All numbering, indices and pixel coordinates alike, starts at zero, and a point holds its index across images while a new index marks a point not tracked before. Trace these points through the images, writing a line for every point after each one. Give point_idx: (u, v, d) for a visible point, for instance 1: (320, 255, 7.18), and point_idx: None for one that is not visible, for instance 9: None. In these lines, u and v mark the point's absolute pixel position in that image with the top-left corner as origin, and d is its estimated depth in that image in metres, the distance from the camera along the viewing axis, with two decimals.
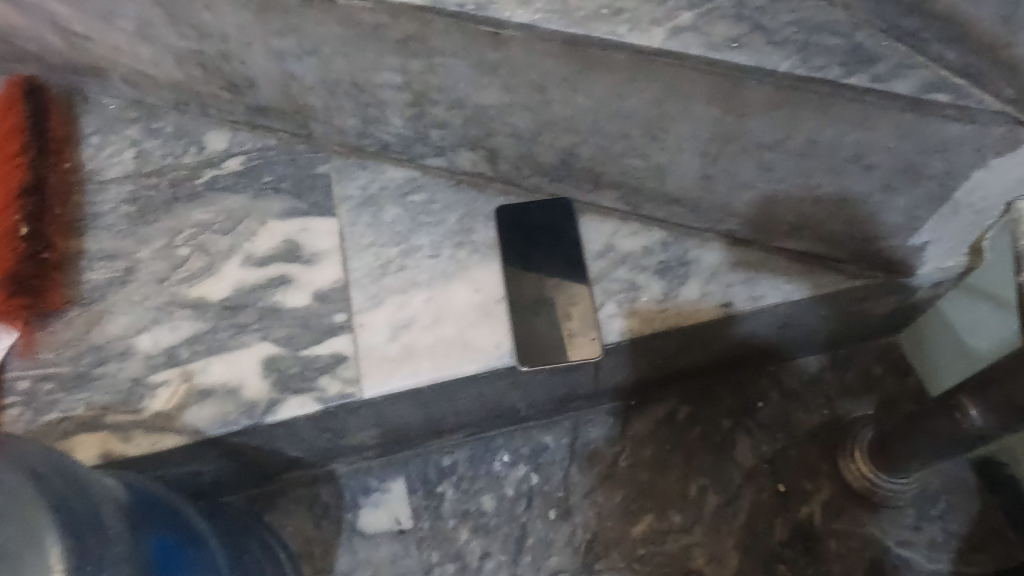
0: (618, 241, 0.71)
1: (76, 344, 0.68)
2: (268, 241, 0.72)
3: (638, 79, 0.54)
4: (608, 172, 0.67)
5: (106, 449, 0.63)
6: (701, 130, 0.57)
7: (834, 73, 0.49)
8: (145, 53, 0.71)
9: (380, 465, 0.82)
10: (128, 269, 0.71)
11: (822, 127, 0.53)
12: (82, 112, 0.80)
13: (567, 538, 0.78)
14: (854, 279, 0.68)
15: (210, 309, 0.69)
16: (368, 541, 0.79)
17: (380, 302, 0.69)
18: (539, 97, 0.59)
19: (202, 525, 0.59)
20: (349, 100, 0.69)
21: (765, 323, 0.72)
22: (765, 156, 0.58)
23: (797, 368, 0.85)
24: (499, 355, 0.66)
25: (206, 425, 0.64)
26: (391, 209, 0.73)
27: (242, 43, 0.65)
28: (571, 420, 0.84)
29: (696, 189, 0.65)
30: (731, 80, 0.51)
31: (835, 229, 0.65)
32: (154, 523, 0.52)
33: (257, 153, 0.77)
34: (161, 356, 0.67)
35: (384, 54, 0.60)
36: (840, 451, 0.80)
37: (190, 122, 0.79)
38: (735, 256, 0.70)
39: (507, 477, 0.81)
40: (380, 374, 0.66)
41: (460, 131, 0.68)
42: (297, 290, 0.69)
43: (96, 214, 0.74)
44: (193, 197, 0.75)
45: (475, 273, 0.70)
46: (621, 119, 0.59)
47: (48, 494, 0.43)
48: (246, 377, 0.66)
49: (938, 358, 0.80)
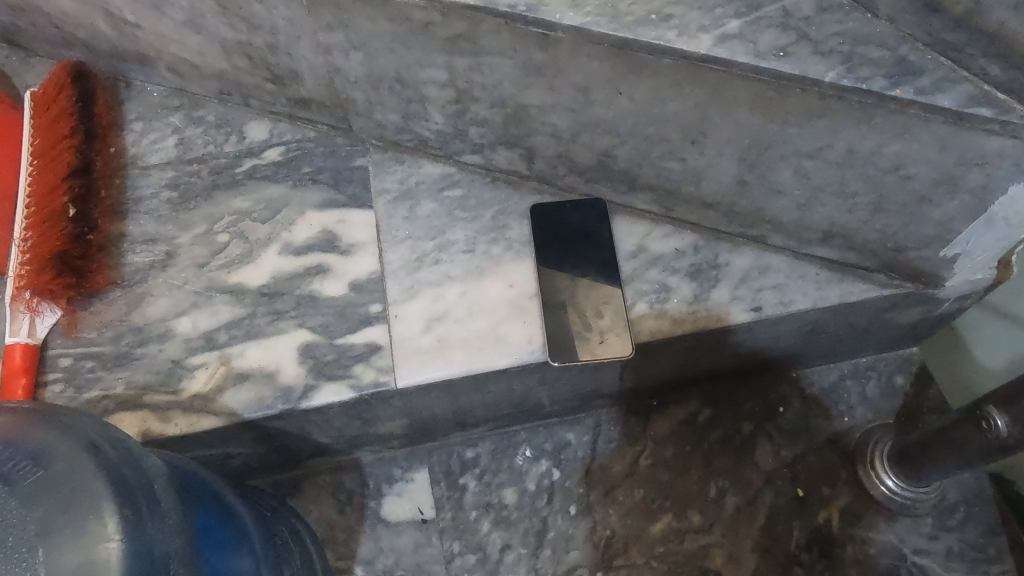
0: (650, 243, 0.72)
1: (117, 325, 0.69)
2: (306, 231, 0.74)
3: (683, 84, 0.55)
4: (644, 175, 0.68)
5: (145, 428, 0.65)
6: (741, 136, 0.58)
7: (878, 85, 0.50)
8: (192, 43, 0.73)
9: (405, 455, 0.83)
10: (169, 253, 0.73)
11: (862, 136, 0.54)
12: (126, 100, 0.82)
13: (586, 534, 0.79)
14: (883, 288, 0.69)
15: (248, 295, 0.71)
16: (391, 530, 0.80)
17: (415, 294, 0.70)
18: (582, 98, 0.61)
19: (237, 505, 0.61)
20: (391, 96, 0.70)
21: (792, 329, 0.73)
22: (803, 164, 0.59)
23: (819, 375, 0.86)
24: (531, 350, 0.67)
25: (243, 408, 0.65)
26: (427, 203, 0.75)
27: (292, 36, 0.66)
28: (593, 417, 0.85)
29: (731, 194, 0.66)
30: (776, 87, 0.52)
31: (868, 238, 0.66)
32: (195, 500, 0.53)
33: (296, 144, 0.79)
34: (200, 340, 0.69)
35: (431, 51, 0.61)
36: (859, 459, 0.81)
37: (232, 112, 0.81)
38: (766, 262, 0.71)
39: (529, 471, 0.82)
40: (414, 364, 0.67)
41: (499, 130, 0.69)
42: (333, 280, 0.71)
43: (138, 199, 0.76)
44: (233, 185, 0.77)
45: (508, 269, 0.71)
46: (662, 123, 0.60)
47: (106, 467, 0.45)
48: (283, 362, 0.67)
49: (976, 376, 0.81)
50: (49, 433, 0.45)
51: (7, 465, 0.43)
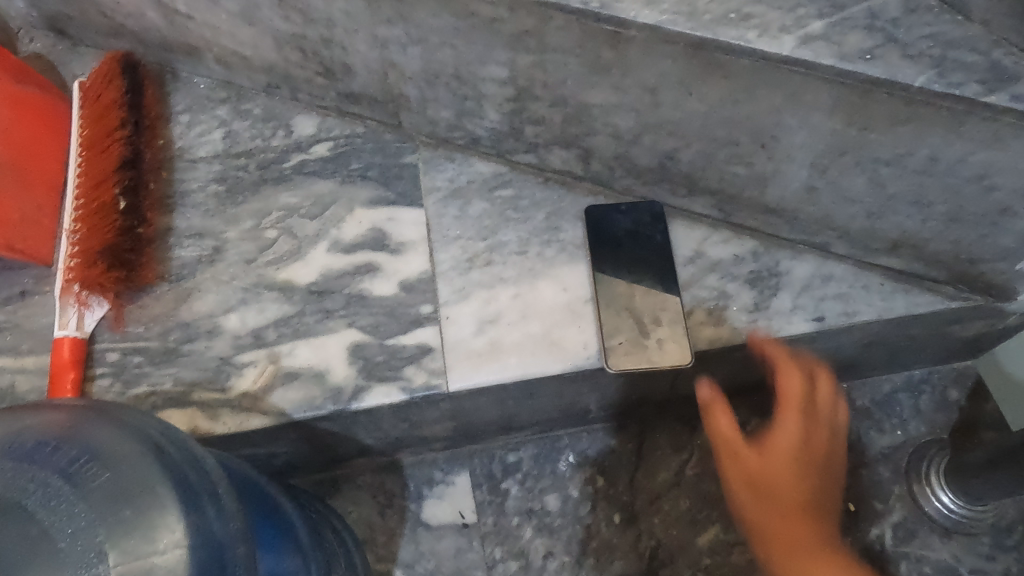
0: (708, 248, 0.71)
1: (165, 320, 0.69)
2: (355, 228, 0.72)
3: (759, 86, 0.53)
4: (706, 178, 0.66)
5: (194, 425, 0.64)
6: (816, 141, 0.56)
7: (971, 90, 0.48)
8: (244, 35, 0.71)
9: (446, 457, 0.82)
10: (216, 248, 0.72)
11: (946, 145, 0.52)
12: (173, 91, 0.81)
13: (631, 544, 0.78)
14: (950, 300, 0.68)
15: (297, 292, 0.69)
16: (432, 533, 0.79)
17: (467, 295, 0.69)
18: (649, 98, 0.59)
19: (289, 509, 0.59)
20: (446, 92, 0.68)
21: (851, 340, 0.71)
22: (879, 171, 0.57)
23: (871, 387, 0.84)
24: (587, 355, 0.66)
25: (293, 408, 0.64)
26: (478, 202, 0.73)
27: (348, 29, 0.65)
28: (638, 424, 0.83)
29: (797, 200, 0.64)
30: (860, 91, 0.50)
31: (939, 249, 0.64)
32: (250, 505, 0.52)
33: (345, 139, 0.78)
34: (248, 337, 0.68)
35: (494, 47, 0.60)
36: (913, 475, 0.79)
37: (279, 105, 0.80)
38: (828, 271, 0.69)
39: (572, 478, 0.81)
40: (466, 367, 0.66)
41: (557, 129, 0.68)
42: (383, 279, 0.70)
43: (185, 192, 0.75)
44: (281, 179, 0.76)
45: (563, 273, 0.70)
46: (731, 126, 0.59)
47: (170, 470, 0.43)
48: (332, 362, 0.66)
49: None
50: (110, 433, 0.44)
51: (71, 465, 0.41)
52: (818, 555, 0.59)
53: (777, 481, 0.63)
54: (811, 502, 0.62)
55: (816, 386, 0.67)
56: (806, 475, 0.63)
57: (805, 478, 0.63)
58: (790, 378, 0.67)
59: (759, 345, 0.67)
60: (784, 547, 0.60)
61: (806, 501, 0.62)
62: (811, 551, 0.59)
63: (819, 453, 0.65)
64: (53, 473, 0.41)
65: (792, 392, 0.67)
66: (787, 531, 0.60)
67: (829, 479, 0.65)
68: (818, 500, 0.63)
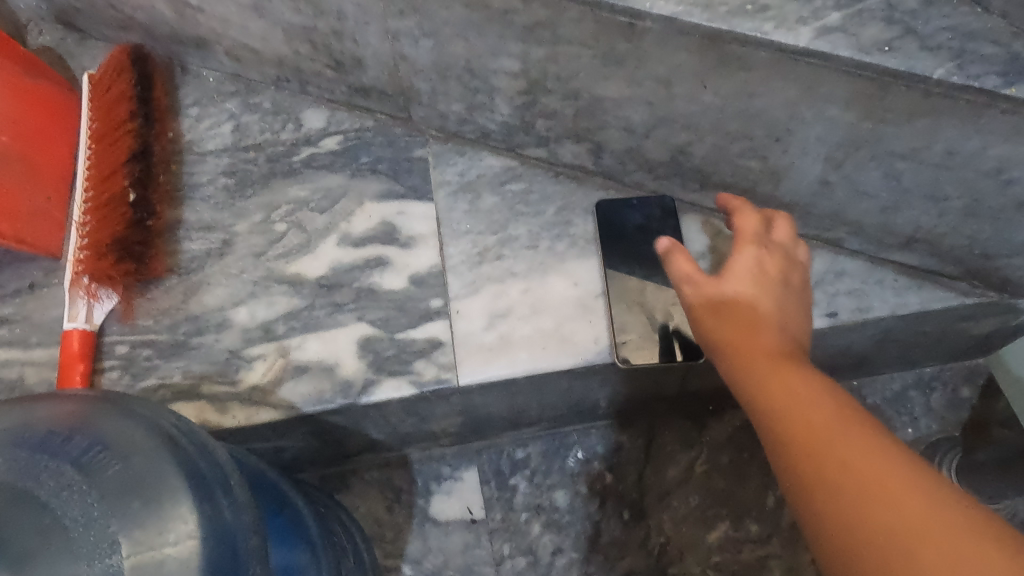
0: (720, 243, 0.71)
1: (174, 313, 0.68)
2: (365, 222, 0.72)
3: (775, 79, 0.53)
4: (719, 172, 0.66)
5: (203, 418, 0.64)
6: (831, 134, 0.56)
7: (991, 83, 0.47)
8: (254, 28, 0.71)
9: (454, 453, 0.82)
10: (226, 241, 0.72)
11: (964, 138, 0.51)
12: (182, 84, 0.80)
13: (640, 541, 0.78)
14: (964, 297, 0.67)
15: (307, 286, 0.69)
16: (440, 529, 0.78)
17: (477, 290, 0.69)
18: (663, 91, 0.58)
19: (299, 503, 0.59)
20: (457, 85, 0.68)
21: (863, 337, 0.71)
22: (894, 165, 0.57)
23: (882, 384, 0.83)
24: (598, 350, 0.66)
25: (302, 402, 0.64)
26: (488, 197, 0.73)
27: (359, 21, 0.64)
28: (647, 420, 0.83)
29: (810, 194, 0.64)
30: (878, 83, 0.49)
31: (953, 244, 0.63)
32: (261, 498, 0.51)
33: (354, 133, 0.77)
34: (258, 330, 0.67)
35: (507, 39, 0.59)
36: None
37: (289, 99, 0.80)
38: (841, 266, 0.69)
39: (581, 474, 0.80)
40: (476, 362, 0.65)
41: (569, 123, 0.67)
42: (393, 273, 0.69)
43: (194, 185, 0.75)
44: (290, 173, 0.75)
45: (573, 267, 0.69)
46: (746, 119, 0.58)
47: (182, 460, 0.43)
48: (342, 356, 0.66)
49: None
50: (123, 424, 0.44)
51: (84, 455, 0.41)
52: (793, 363, 0.48)
53: (735, 298, 0.54)
54: (782, 323, 0.53)
55: (772, 227, 0.60)
56: (771, 293, 0.55)
57: (765, 299, 0.54)
58: (745, 216, 0.60)
59: (733, 207, 0.62)
60: (758, 361, 0.49)
61: (772, 321, 0.53)
62: (772, 360, 0.49)
63: (787, 275, 0.57)
64: (66, 464, 0.41)
65: (747, 228, 0.59)
66: (753, 352, 0.50)
67: (797, 313, 0.55)
68: (791, 325, 0.53)
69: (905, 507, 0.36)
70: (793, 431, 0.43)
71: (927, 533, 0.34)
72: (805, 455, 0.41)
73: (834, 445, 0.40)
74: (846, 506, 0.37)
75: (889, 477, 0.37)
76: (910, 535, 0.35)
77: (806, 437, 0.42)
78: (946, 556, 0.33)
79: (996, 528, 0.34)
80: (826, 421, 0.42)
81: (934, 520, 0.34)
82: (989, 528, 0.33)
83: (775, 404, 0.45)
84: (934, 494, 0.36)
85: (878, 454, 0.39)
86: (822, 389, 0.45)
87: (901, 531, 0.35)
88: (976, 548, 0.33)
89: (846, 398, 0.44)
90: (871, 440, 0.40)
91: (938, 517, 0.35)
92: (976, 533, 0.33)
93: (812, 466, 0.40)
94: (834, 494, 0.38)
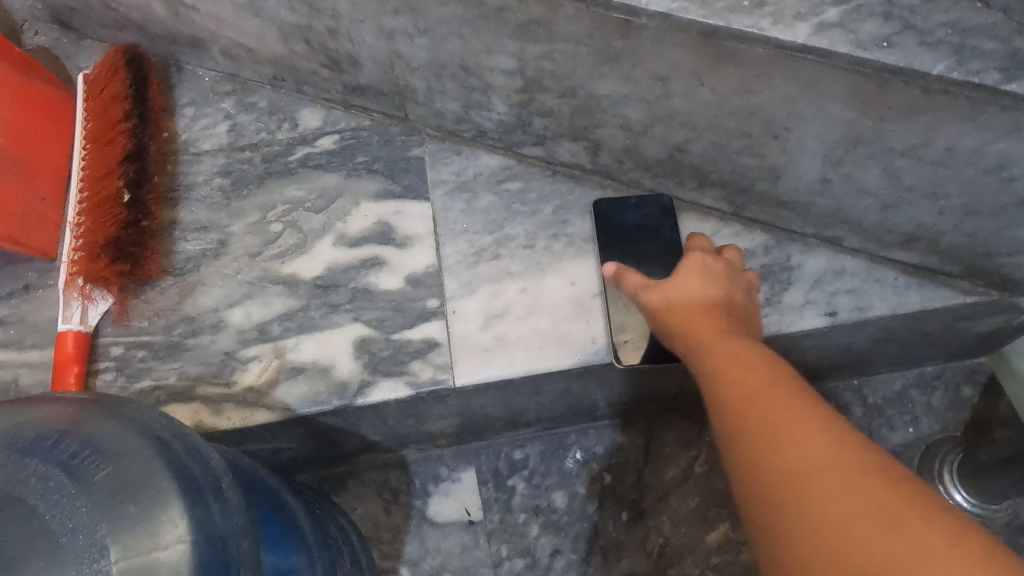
0: (718, 242, 0.70)
1: (169, 314, 0.68)
2: (361, 222, 0.72)
3: (772, 75, 0.52)
4: (717, 170, 0.65)
5: (198, 420, 0.63)
6: (829, 131, 0.55)
7: (992, 79, 0.46)
8: (249, 27, 0.71)
9: (452, 454, 0.81)
10: (221, 241, 0.71)
11: (965, 135, 0.50)
12: (178, 84, 0.80)
13: (639, 542, 0.77)
14: (965, 296, 0.67)
15: (302, 286, 0.69)
16: (438, 530, 0.78)
17: (474, 290, 0.68)
18: (659, 89, 0.58)
19: (294, 506, 0.59)
20: (453, 83, 0.68)
21: (864, 336, 0.70)
22: (894, 162, 0.56)
23: (883, 383, 0.82)
24: (595, 350, 0.65)
25: (298, 403, 0.64)
26: (485, 196, 0.72)
27: (354, 19, 0.64)
28: (646, 420, 0.82)
29: (809, 192, 0.63)
30: (876, 79, 0.49)
31: (954, 242, 0.63)
32: (254, 500, 0.51)
33: (351, 132, 0.77)
34: (253, 331, 0.67)
35: (502, 37, 0.59)
36: (925, 473, 0.78)
37: (284, 98, 0.79)
38: (840, 265, 0.68)
39: (580, 475, 0.80)
40: (473, 362, 0.65)
41: (566, 121, 0.67)
42: (389, 273, 0.69)
43: (190, 185, 0.75)
44: (286, 173, 0.75)
45: (571, 266, 0.69)
46: (744, 117, 0.57)
47: (173, 463, 0.43)
48: (337, 357, 0.65)
49: None
50: (114, 427, 0.43)
51: (73, 460, 0.41)
52: (734, 337, 0.51)
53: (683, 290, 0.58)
54: (731, 312, 0.56)
55: (723, 250, 0.64)
56: (720, 288, 0.58)
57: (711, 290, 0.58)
58: (698, 238, 0.65)
59: (690, 238, 0.66)
60: (704, 339, 0.52)
61: (720, 308, 0.56)
62: (716, 335, 0.52)
63: (736, 279, 0.60)
64: (55, 467, 0.40)
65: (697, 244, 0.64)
66: (700, 330, 0.53)
67: (747, 310, 0.58)
68: (742, 318, 0.56)
69: (810, 443, 0.38)
70: (725, 389, 0.45)
71: (824, 464, 0.36)
72: (734, 408, 0.43)
73: (759, 399, 0.42)
74: (761, 446, 0.39)
75: (802, 422, 0.39)
76: (808, 466, 0.37)
77: (736, 393, 0.44)
78: (838, 484, 0.35)
79: (890, 466, 0.35)
80: (755, 379, 0.44)
81: (834, 455, 0.36)
82: (883, 466, 0.35)
83: (715, 370, 0.47)
84: (840, 436, 0.38)
85: (797, 404, 0.41)
86: (759, 356, 0.47)
87: (804, 462, 0.37)
88: (866, 478, 0.35)
89: (780, 363, 0.46)
90: (794, 394, 0.42)
91: (838, 453, 0.36)
92: (869, 467, 0.35)
93: (738, 417, 0.42)
94: (751, 437, 0.41)
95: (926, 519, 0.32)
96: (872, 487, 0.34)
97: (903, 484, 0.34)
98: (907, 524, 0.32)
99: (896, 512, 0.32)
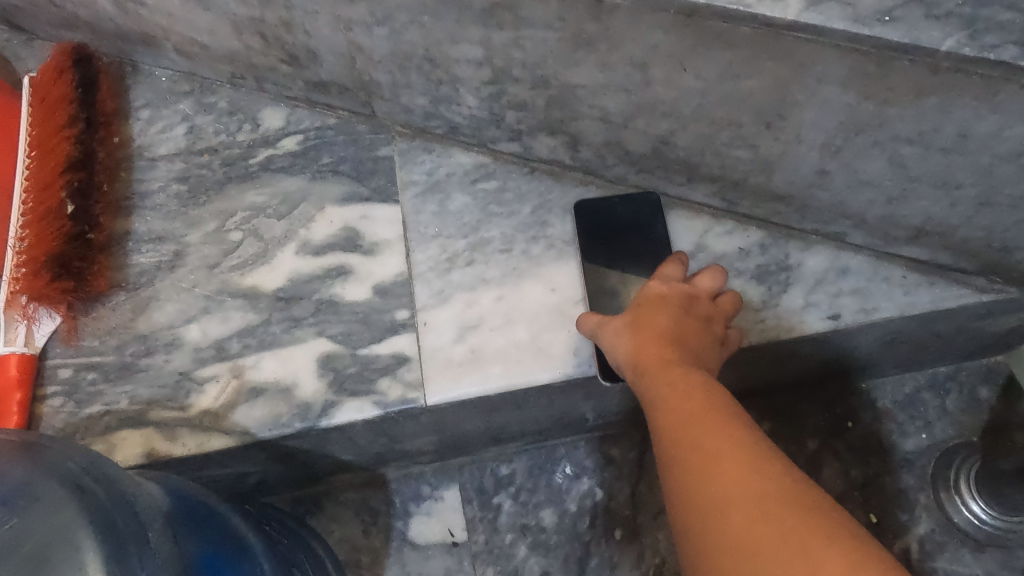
0: (710, 241, 0.65)
1: (121, 332, 0.63)
2: (326, 228, 0.67)
3: (762, 58, 0.47)
4: (706, 164, 0.60)
5: (150, 448, 0.59)
6: (828, 118, 0.50)
7: (1010, 54, 0.40)
8: (200, 21, 0.66)
9: (434, 470, 0.76)
10: (177, 252, 0.67)
11: (978, 119, 0.45)
12: (133, 85, 0.75)
13: (634, 562, 0.72)
14: (980, 294, 0.61)
15: (263, 299, 0.64)
16: (419, 553, 0.73)
17: (446, 299, 0.63)
18: (639, 76, 0.52)
19: (252, 539, 0.54)
20: (419, 77, 0.62)
21: (871, 339, 0.65)
22: (900, 151, 0.50)
23: (893, 387, 0.77)
24: (577, 363, 0.60)
25: (257, 426, 0.59)
26: (458, 197, 0.67)
27: (308, 10, 0.59)
28: (639, 432, 0.77)
29: (807, 185, 0.58)
30: (878, 59, 0.43)
31: (969, 237, 0.57)
32: (202, 538, 0.46)
33: (315, 132, 0.72)
34: (210, 349, 0.62)
35: (465, 24, 0.53)
36: (940, 482, 0.72)
37: (245, 97, 0.74)
38: (843, 263, 0.63)
39: (569, 491, 0.75)
40: (446, 378, 0.60)
41: (541, 114, 0.61)
42: (356, 283, 0.64)
43: (144, 193, 0.70)
44: (247, 177, 0.70)
45: (551, 272, 0.64)
46: (732, 105, 0.52)
47: (92, 510, 0.39)
48: (300, 375, 0.61)
49: None
50: (27, 471, 0.39)
51: None
52: (679, 366, 0.48)
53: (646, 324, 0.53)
54: (684, 344, 0.51)
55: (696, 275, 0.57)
56: (676, 317, 0.53)
57: (674, 326, 0.52)
58: (671, 259, 0.58)
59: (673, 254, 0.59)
60: (649, 370, 0.49)
61: (672, 339, 0.51)
62: (663, 365, 0.49)
63: (697, 308, 0.54)
64: None
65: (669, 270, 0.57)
66: (648, 361, 0.50)
67: (705, 346, 0.52)
68: (698, 350, 0.52)
69: (735, 477, 0.39)
70: (664, 417, 0.45)
71: (745, 499, 0.38)
72: (669, 436, 0.44)
73: (692, 430, 0.43)
74: (691, 477, 0.41)
75: (726, 448, 0.41)
76: (732, 500, 0.38)
77: (670, 417, 0.45)
78: (756, 517, 0.37)
79: (807, 496, 0.37)
80: (689, 405, 0.45)
81: (755, 486, 0.38)
82: (793, 489, 0.37)
83: (656, 399, 0.47)
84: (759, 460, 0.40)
85: (724, 429, 0.42)
86: (698, 386, 0.46)
87: (728, 496, 0.38)
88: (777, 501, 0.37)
89: (718, 390, 0.46)
90: (727, 425, 0.42)
91: (755, 476, 0.39)
92: (787, 501, 0.37)
93: (674, 446, 0.43)
94: (684, 467, 0.42)
95: (828, 550, 0.34)
96: (783, 518, 0.36)
97: (813, 514, 0.36)
98: (810, 553, 0.34)
99: (801, 541, 0.35)
